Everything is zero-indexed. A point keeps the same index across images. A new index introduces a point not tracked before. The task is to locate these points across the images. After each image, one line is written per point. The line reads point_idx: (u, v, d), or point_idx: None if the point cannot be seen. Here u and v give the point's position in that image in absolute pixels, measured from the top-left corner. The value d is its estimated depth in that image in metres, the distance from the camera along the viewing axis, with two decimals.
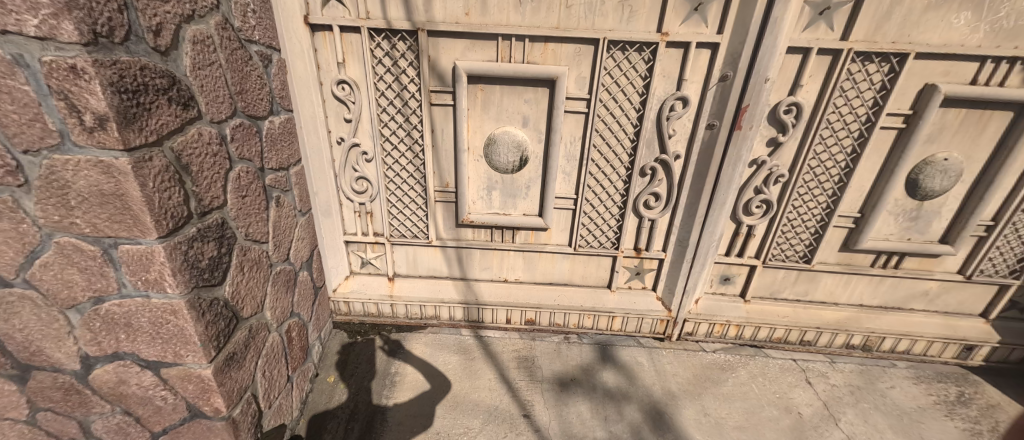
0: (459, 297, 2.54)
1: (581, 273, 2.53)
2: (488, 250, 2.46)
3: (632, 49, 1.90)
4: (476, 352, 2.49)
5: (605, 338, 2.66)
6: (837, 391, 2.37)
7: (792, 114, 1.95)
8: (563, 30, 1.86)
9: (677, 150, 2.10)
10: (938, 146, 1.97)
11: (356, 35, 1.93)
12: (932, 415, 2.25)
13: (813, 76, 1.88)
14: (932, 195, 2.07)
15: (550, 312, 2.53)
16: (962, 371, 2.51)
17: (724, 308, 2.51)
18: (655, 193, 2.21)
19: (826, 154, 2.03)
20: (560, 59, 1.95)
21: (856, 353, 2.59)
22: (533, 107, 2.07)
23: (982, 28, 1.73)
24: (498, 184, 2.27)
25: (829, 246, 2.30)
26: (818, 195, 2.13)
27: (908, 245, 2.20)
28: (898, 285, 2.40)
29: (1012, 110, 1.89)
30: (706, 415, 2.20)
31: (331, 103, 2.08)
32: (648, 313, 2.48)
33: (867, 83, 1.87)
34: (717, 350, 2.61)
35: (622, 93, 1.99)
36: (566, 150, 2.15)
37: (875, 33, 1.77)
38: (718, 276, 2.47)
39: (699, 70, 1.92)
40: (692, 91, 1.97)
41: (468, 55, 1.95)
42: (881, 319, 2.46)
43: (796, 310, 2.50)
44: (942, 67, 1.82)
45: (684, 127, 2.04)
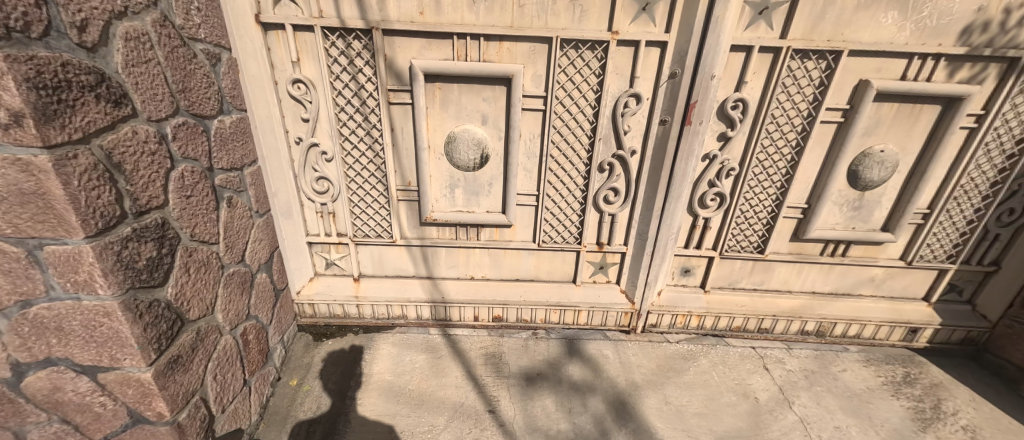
0: (426, 296, 2.53)
1: (546, 269, 2.56)
2: (453, 248, 2.47)
3: (585, 47, 1.94)
4: (444, 351, 2.49)
5: (572, 332, 2.70)
6: (793, 375, 2.47)
7: (739, 110, 2.04)
8: (516, 28, 1.89)
9: (633, 146, 2.16)
10: (875, 138, 2.09)
11: (310, 34, 1.91)
12: (880, 395, 2.37)
13: (757, 73, 1.97)
14: (872, 185, 2.18)
15: (517, 309, 2.55)
16: (908, 353, 2.65)
17: (685, 299, 2.58)
18: (614, 188, 2.26)
19: (773, 148, 2.12)
20: (515, 57, 1.97)
21: (811, 339, 2.70)
22: (491, 105, 2.09)
23: (908, 27, 1.84)
24: (461, 182, 2.28)
25: (781, 236, 2.40)
26: (768, 187, 2.23)
27: (853, 234, 2.32)
28: (846, 273, 2.51)
29: (940, 104, 2.00)
30: (668, 403, 2.26)
31: (287, 102, 2.06)
32: (613, 306, 2.53)
33: (806, 80, 1.96)
34: (681, 341, 2.68)
35: (577, 90, 2.04)
36: (525, 147, 2.19)
37: (811, 32, 1.86)
38: (678, 268, 2.54)
39: (650, 67, 1.98)
40: (645, 88, 2.03)
41: (424, 53, 1.96)
42: (832, 305, 2.57)
43: (753, 299, 2.59)
44: (875, 63, 1.92)
45: (639, 123, 2.10)
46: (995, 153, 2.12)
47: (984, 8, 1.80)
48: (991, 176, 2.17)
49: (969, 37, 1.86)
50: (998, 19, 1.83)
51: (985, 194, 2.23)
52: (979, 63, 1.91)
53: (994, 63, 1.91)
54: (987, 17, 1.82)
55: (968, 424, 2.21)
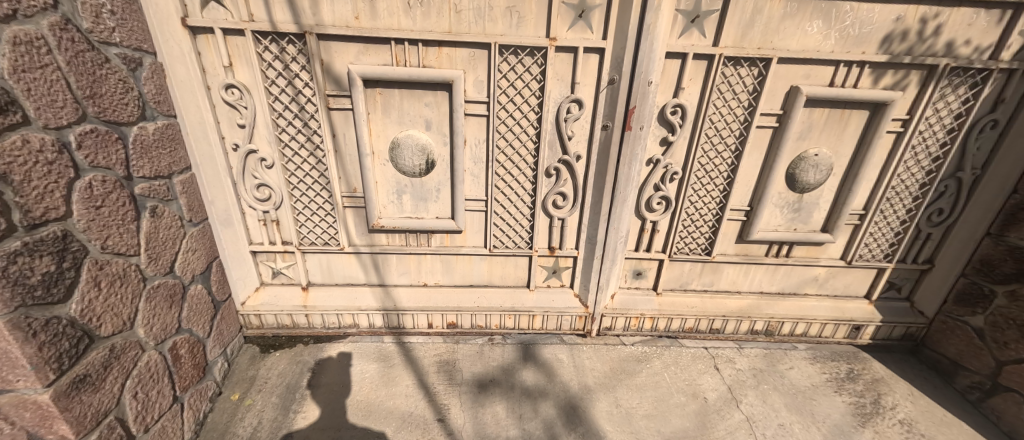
0: (377, 304, 2.48)
1: (499, 274, 2.55)
2: (403, 254, 2.44)
3: (524, 53, 1.95)
4: (396, 359, 2.45)
5: (528, 337, 2.69)
6: (742, 374, 2.52)
7: (678, 115, 2.09)
8: (455, 34, 1.89)
9: (577, 150, 2.18)
10: (808, 142, 2.16)
11: (241, 38, 1.86)
12: (824, 391, 2.43)
13: (693, 80, 2.02)
14: (809, 188, 2.26)
15: (471, 315, 2.53)
16: (853, 350, 2.73)
17: (637, 302, 2.60)
18: (561, 193, 2.28)
19: (713, 152, 2.17)
20: (455, 63, 1.97)
21: (761, 338, 2.76)
22: (434, 110, 2.08)
23: (832, 35, 1.92)
24: (408, 187, 2.25)
25: (727, 238, 2.45)
26: (711, 190, 2.28)
27: (793, 235, 2.39)
28: (791, 272, 2.58)
29: (867, 109, 2.09)
30: (618, 406, 2.27)
31: (222, 108, 2.01)
32: (566, 310, 2.53)
33: (740, 86, 2.03)
34: (635, 343, 2.70)
35: (520, 96, 2.04)
36: (471, 152, 2.18)
37: (741, 39, 1.93)
38: (630, 270, 2.57)
39: (590, 73, 2.01)
40: (586, 94, 2.05)
41: (362, 59, 1.93)
42: (779, 304, 2.63)
43: (704, 300, 2.63)
44: (803, 70, 2.00)
45: (582, 128, 2.13)
46: (922, 156, 2.20)
47: (902, 18, 1.89)
48: (920, 177, 2.26)
49: (890, 45, 1.94)
50: (915, 29, 1.91)
51: (915, 196, 2.32)
52: (901, 70, 2.00)
53: (914, 71, 2.00)
54: (905, 26, 1.91)
55: (905, 417, 2.28)
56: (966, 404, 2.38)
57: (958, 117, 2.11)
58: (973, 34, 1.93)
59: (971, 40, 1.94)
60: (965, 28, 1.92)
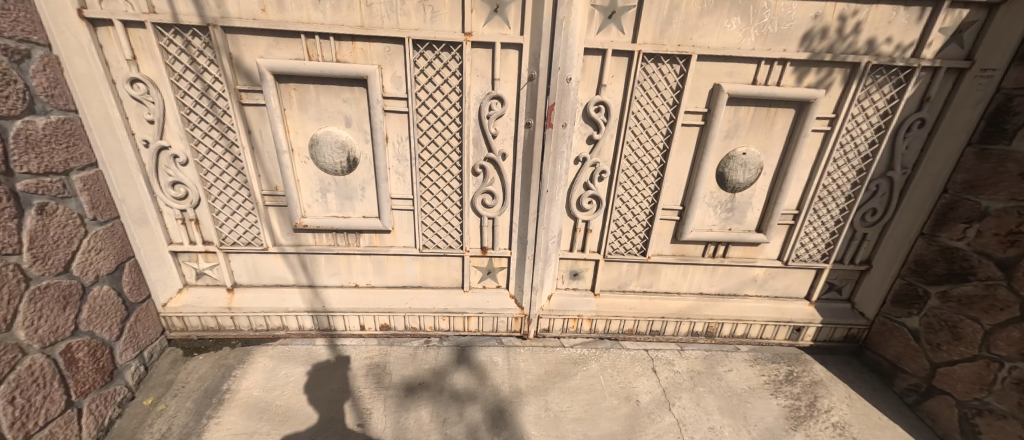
0: (306, 306, 2.42)
1: (432, 275, 2.49)
2: (331, 254, 2.37)
3: (439, 49, 1.90)
4: (325, 362, 2.39)
5: (465, 339, 2.63)
6: (679, 376, 2.48)
7: (602, 113, 2.06)
8: (366, 28, 1.84)
9: (502, 149, 2.14)
10: (736, 141, 2.14)
11: (144, 30, 1.81)
12: (760, 394, 2.40)
13: (615, 76, 1.99)
14: (739, 187, 2.24)
15: (403, 316, 2.47)
16: (795, 351, 2.70)
17: (575, 303, 2.56)
18: (489, 192, 2.23)
19: (641, 150, 2.15)
20: (369, 58, 1.91)
21: (702, 340, 2.73)
22: (353, 107, 2.01)
23: (752, 32, 1.90)
24: (332, 185, 2.19)
25: (662, 238, 2.42)
26: (642, 189, 2.25)
27: (727, 235, 2.36)
28: (730, 273, 2.55)
29: (793, 108, 2.07)
30: (547, 410, 2.22)
31: (129, 103, 1.94)
32: (501, 312, 2.48)
33: (663, 84, 2.00)
34: (575, 345, 2.66)
35: (439, 92, 1.99)
36: (394, 150, 2.12)
37: (660, 36, 1.90)
38: (567, 271, 2.53)
39: (510, 69, 1.97)
40: (507, 91, 2.01)
41: (273, 53, 1.88)
42: (719, 306, 2.60)
43: (642, 302, 2.60)
44: (726, 68, 1.98)
45: (506, 126, 2.09)
46: (852, 155, 2.18)
47: (820, 16, 1.87)
48: (851, 177, 2.24)
49: (811, 43, 1.92)
50: (835, 26, 1.90)
51: (848, 196, 2.30)
52: (824, 68, 1.98)
53: (837, 69, 1.98)
54: (824, 23, 1.89)
55: (838, 420, 2.25)
56: (903, 407, 2.36)
57: (884, 116, 2.09)
58: (894, 32, 1.91)
59: (892, 38, 1.92)
60: (886, 26, 1.90)
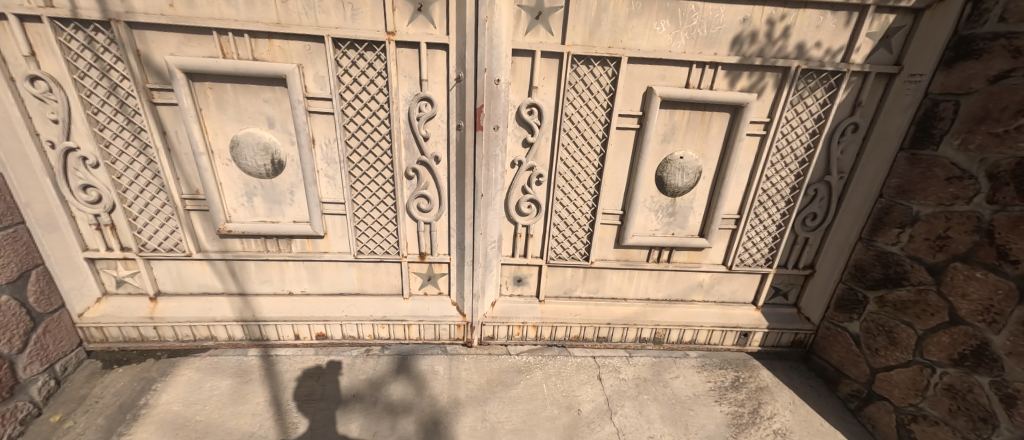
0: (234, 315, 2.32)
1: (370, 281, 2.40)
2: (261, 261, 2.27)
3: (361, 48, 1.83)
4: (255, 374, 2.28)
5: (407, 348, 2.53)
6: (624, 384, 2.43)
7: (535, 115, 2.02)
8: (283, 25, 1.76)
9: (435, 151, 2.07)
10: (673, 145, 2.13)
11: (42, 26, 1.71)
12: (704, 401, 2.36)
13: (547, 78, 1.95)
14: (679, 192, 2.22)
15: (340, 325, 2.38)
16: (743, 357, 2.67)
17: (519, 310, 2.50)
18: (424, 196, 2.16)
19: (577, 153, 2.11)
20: (289, 56, 1.83)
21: (650, 346, 2.69)
22: (275, 107, 1.93)
23: (682, 36, 1.89)
24: (258, 189, 2.09)
25: (605, 243, 2.37)
26: (582, 193, 2.21)
27: (670, 239, 2.34)
28: (676, 278, 2.52)
29: (728, 112, 2.06)
30: (484, 421, 2.13)
31: (30, 102, 1.82)
32: (441, 320, 2.41)
33: (596, 86, 1.97)
34: (521, 353, 2.59)
35: (365, 92, 1.92)
36: (322, 153, 2.03)
37: (590, 38, 1.87)
38: (511, 277, 2.47)
39: (438, 70, 1.91)
40: (436, 92, 1.95)
41: (184, 50, 1.79)
42: (665, 311, 2.56)
43: (588, 308, 2.55)
44: (658, 71, 1.96)
45: (438, 128, 2.03)
46: (789, 159, 2.17)
47: (748, 19, 1.87)
48: (789, 181, 2.23)
49: (741, 47, 1.92)
50: (764, 30, 1.89)
51: (788, 200, 2.28)
52: (756, 72, 1.98)
53: (769, 73, 1.98)
54: (753, 27, 1.88)
55: (780, 427, 2.22)
56: (846, 413, 2.34)
57: (819, 120, 2.09)
58: (822, 37, 1.91)
59: (821, 42, 1.92)
60: (814, 30, 1.90)
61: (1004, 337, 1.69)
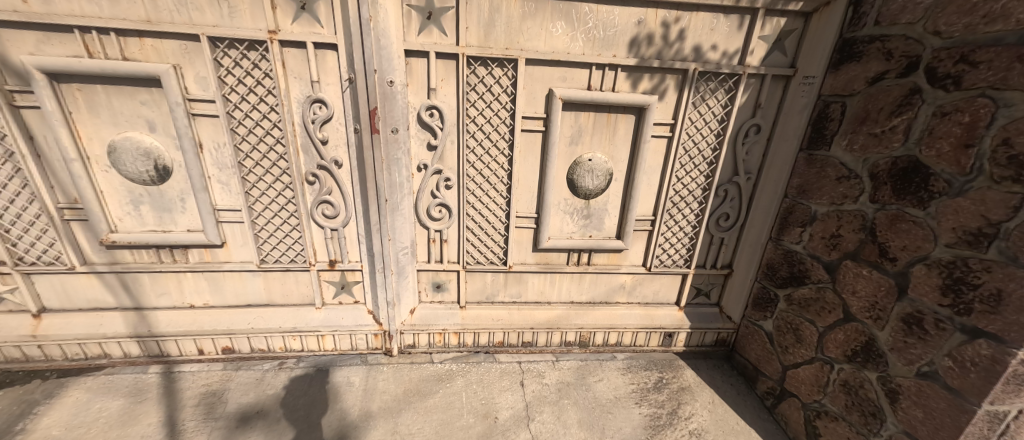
0: (127, 330, 2.19)
1: (278, 291, 2.30)
2: (154, 273, 2.16)
3: (243, 48, 1.75)
4: (151, 392, 2.10)
5: (324, 360, 2.39)
6: (546, 389, 2.38)
7: (437, 118, 1.96)
8: (153, 23, 1.67)
9: (335, 155, 1.98)
10: (582, 147, 2.11)
11: None
12: (624, 404, 2.34)
13: (445, 80, 1.90)
14: (591, 194, 2.20)
15: (247, 338, 2.27)
16: (669, 358, 2.68)
17: (439, 316, 2.43)
18: (327, 201, 2.07)
19: (485, 156, 2.07)
20: (164, 56, 1.74)
21: (576, 350, 2.66)
22: (154, 110, 1.83)
23: (579, 37, 1.88)
24: (145, 197, 1.98)
25: (522, 247, 2.34)
26: (493, 196, 2.17)
27: (586, 242, 2.32)
28: (598, 281, 2.51)
29: (633, 113, 2.06)
30: (394, 434, 2.01)
31: None
32: (355, 330, 2.32)
33: (496, 89, 1.93)
34: (444, 361, 2.49)
35: (252, 94, 1.82)
36: (212, 158, 1.92)
37: (486, 39, 1.84)
38: (429, 283, 2.40)
39: (329, 71, 1.83)
40: (330, 94, 1.87)
41: (45, 49, 1.68)
42: (589, 314, 2.55)
43: (510, 312, 2.51)
44: (558, 72, 1.94)
45: (335, 131, 1.94)
46: (698, 160, 2.19)
47: (643, 22, 1.88)
48: (700, 182, 2.24)
49: (639, 49, 1.92)
50: (659, 33, 1.90)
51: (700, 201, 2.30)
52: (656, 74, 1.99)
53: (669, 75, 1.99)
54: (648, 30, 1.89)
55: (696, 427, 2.21)
56: (762, 410, 2.35)
57: (722, 122, 2.12)
58: (717, 39, 1.94)
59: (717, 45, 1.95)
60: (708, 33, 1.92)
61: (886, 333, 1.72)
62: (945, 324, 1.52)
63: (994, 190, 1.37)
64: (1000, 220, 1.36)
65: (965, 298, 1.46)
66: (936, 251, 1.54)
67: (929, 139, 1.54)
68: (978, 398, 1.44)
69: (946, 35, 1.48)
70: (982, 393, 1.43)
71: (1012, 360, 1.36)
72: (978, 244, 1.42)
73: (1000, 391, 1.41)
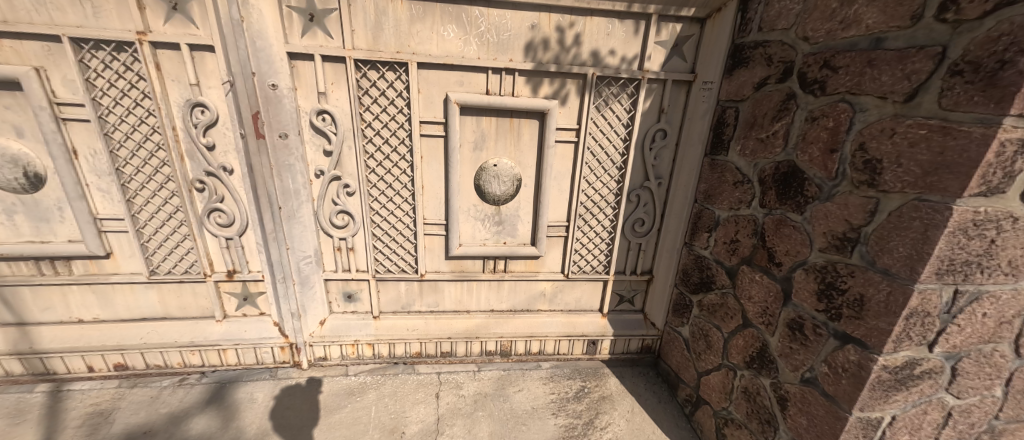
0: (8, 348, 2.07)
1: (174, 304, 2.20)
2: (35, 286, 2.05)
3: (110, 49, 1.68)
4: (32, 413, 1.96)
5: (230, 375, 2.28)
6: (462, 401, 2.26)
7: (329, 122, 1.89)
8: (9, 24, 1.59)
9: (224, 161, 1.90)
10: (487, 152, 2.07)
11: None
12: (541, 415, 2.24)
13: (335, 83, 1.84)
14: (500, 200, 2.16)
15: (140, 353, 2.16)
16: (595, 366, 2.61)
17: (351, 327, 2.34)
18: (219, 209, 1.98)
19: (386, 162, 2.01)
20: (25, 58, 1.65)
21: (498, 359, 2.56)
22: (20, 114, 1.74)
23: (472, 41, 1.84)
24: (18, 206, 1.87)
25: (433, 254, 2.28)
26: (399, 202, 2.10)
27: (500, 249, 2.27)
28: (516, 288, 2.46)
29: (536, 118, 2.04)
30: None
31: None
32: (259, 343, 2.23)
33: (391, 93, 1.88)
34: (359, 373, 2.36)
35: (125, 98, 1.76)
36: (88, 165, 1.84)
37: (375, 42, 1.79)
38: (339, 293, 2.32)
39: (210, 73, 1.76)
40: (213, 97, 1.80)
41: None
42: (508, 322, 2.49)
43: (427, 322, 2.43)
44: (455, 77, 1.90)
45: (222, 136, 1.86)
46: (607, 166, 2.17)
47: (536, 26, 1.86)
48: (611, 187, 2.23)
49: (535, 54, 1.90)
50: (555, 37, 1.88)
51: (613, 207, 2.29)
52: (556, 79, 1.97)
53: (570, 80, 1.97)
54: (543, 34, 1.87)
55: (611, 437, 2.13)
56: (681, 418, 2.31)
57: (628, 127, 2.10)
58: (614, 44, 1.93)
59: (615, 50, 1.94)
60: (604, 38, 1.91)
61: (776, 339, 1.71)
62: (821, 329, 1.50)
63: (854, 195, 1.35)
64: (860, 225, 1.34)
65: (835, 304, 1.44)
66: (812, 255, 1.53)
67: (803, 144, 1.54)
68: (849, 405, 1.42)
69: (814, 41, 1.48)
70: (852, 399, 1.41)
71: (875, 366, 1.33)
72: (844, 249, 1.39)
73: (868, 398, 1.39)
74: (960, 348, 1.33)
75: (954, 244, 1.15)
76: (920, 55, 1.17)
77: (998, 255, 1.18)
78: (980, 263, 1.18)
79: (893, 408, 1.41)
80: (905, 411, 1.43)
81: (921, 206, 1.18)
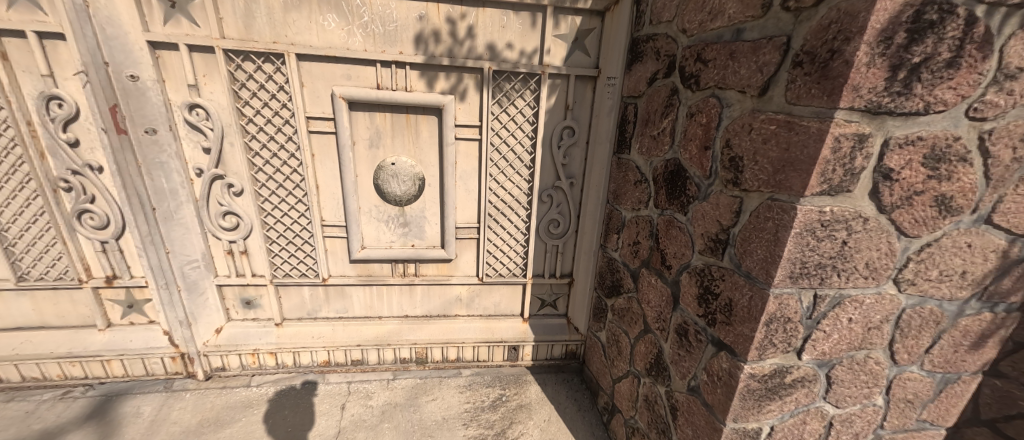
0: None
1: (52, 312, 2.06)
2: None
3: None
4: None
5: (121, 387, 2.11)
6: (368, 412, 2.10)
7: (204, 117, 1.78)
8: None
9: (90, 159, 1.77)
10: (384, 150, 1.97)
11: None
12: (451, 425, 2.07)
13: (207, 76, 1.73)
14: (402, 201, 2.06)
15: (13, 365, 2.00)
16: (519, 372, 2.50)
17: (250, 335, 2.21)
18: (89, 211, 1.84)
19: (272, 159, 1.89)
20: None
21: (414, 367, 2.41)
22: None
23: (356, 32, 1.74)
24: None
25: (336, 258, 2.17)
26: (291, 203, 1.99)
27: (406, 252, 2.17)
28: (430, 293, 2.36)
29: (433, 115, 1.94)
30: None
31: None
32: (147, 353, 2.09)
33: (270, 85, 1.77)
34: (262, 384, 2.21)
35: None
36: None
37: (247, 32, 1.68)
38: (237, 299, 2.19)
39: (65, 64, 1.63)
40: (70, 90, 1.67)
41: None
42: (423, 329, 2.39)
43: (335, 329, 2.32)
44: (340, 70, 1.80)
45: (85, 132, 1.73)
46: (514, 165, 2.08)
47: (425, 17, 1.76)
48: (520, 187, 2.14)
49: (427, 46, 1.80)
50: (446, 29, 1.79)
51: (526, 207, 2.20)
52: (452, 73, 1.88)
53: (466, 74, 1.89)
54: (432, 25, 1.78)
55: None
56: (598, 427, 2.18)
57: (532, 124, 2.02)
58: (510, 37, 1.85)
59: (512, 44, 1.86)
60: (499, 30, 1.83)
61: (669, 345, 1.63)
62: (701, 335, 1.43)
63: (723, 194, 1.27)
64: (728, 226, 1.27)
65: (711, 308, 1.36)
66: (693, 258, 1.45)
67: (684, 141, 1.46)
68: (723, 415, 1.34)
69: (690, 33, 1.41)
70: (726, 409, 1.33)
71: (742, 374, 1.26)
72: (717, 250, 1.32)
73: (740, 407, 1.31)
74: (831, 355, 1.26)
75: (803, 245, 1.09)
76: (769, 46, 1.10)
77: (852, 257, 1.12)
78: (834, 265, 1.12)
79: (770, 418, 1.34)
80: (783, 421, 1.36)
81: (773, 206, 1.11)
